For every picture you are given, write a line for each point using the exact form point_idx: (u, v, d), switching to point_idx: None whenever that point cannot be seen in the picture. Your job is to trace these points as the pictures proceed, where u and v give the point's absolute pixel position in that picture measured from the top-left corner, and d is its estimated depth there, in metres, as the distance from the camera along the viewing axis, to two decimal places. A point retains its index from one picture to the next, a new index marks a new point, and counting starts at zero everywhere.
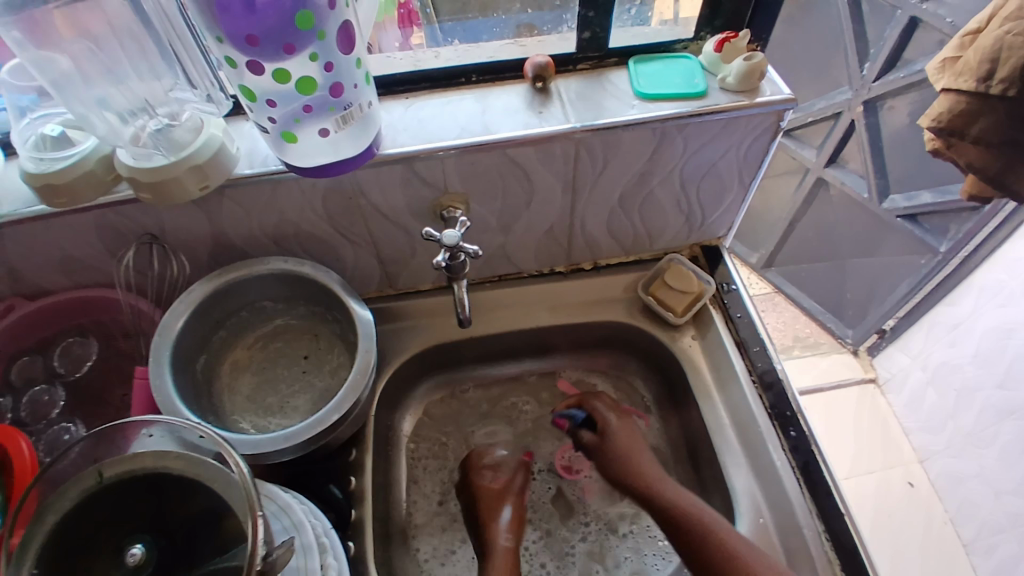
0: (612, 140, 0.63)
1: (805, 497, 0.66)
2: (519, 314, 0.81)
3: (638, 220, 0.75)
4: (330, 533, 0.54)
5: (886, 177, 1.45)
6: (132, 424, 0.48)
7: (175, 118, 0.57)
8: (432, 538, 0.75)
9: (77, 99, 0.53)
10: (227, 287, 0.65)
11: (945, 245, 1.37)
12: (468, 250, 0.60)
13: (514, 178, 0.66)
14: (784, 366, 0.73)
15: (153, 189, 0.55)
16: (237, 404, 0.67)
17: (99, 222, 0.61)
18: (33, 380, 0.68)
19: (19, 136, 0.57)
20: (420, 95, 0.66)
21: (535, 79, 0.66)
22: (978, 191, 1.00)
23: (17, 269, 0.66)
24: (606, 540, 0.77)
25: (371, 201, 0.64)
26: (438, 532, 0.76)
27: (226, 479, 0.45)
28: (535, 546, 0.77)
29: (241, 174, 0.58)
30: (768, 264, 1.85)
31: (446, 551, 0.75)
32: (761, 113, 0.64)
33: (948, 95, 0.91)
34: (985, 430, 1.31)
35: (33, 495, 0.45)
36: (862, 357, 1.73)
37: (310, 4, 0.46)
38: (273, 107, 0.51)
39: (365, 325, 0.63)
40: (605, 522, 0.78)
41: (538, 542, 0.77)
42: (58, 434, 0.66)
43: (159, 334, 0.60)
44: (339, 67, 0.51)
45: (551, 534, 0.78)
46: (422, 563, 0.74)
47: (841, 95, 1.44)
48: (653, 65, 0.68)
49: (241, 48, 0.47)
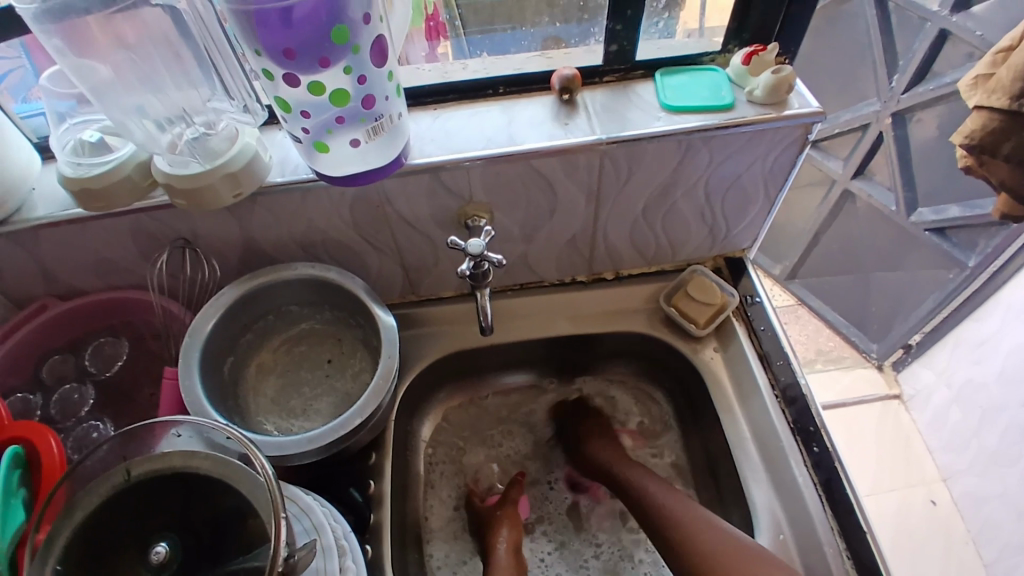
0: (636, 152, 0.63)
1: (827, 515, 0.65)
2: (540, 323, 0.81)
3: (661, 231, 0.76)
4: (349, 536, 0.55)
5: (913, 189, 1.43)
6: (159, 424, 0.51)
7: (210, 126, 0.58)
8: (444, 544, 0.76)
9: (117, 106, 0.55)
10: (255, 292, 0.66)
11: (973, 260, 1.35)
12: (492, 259, 0.61)
13: (538, 188, 0.66)
14: (808, 381, 0.72)
15: (188, 196, 0.56)
16: (262, 405, 0.68)
17: (134, 226, 0.63)
18: (64, 378, 0.70)
19: (59, 140, 0.59)
20: (448, 106, 0.67)
21: (562, 90, 0.66)
22: (1010, 210, 0.98)
23: (54, 270, 0.68)
24: (621, 560, 0.77)
25: (396, 210, 0.65)
26: (451, 539, 0.77)
27: (252, 481, 0.46)
28: (549, 559, 0.78)
29: (272, 182, 0.60)
30: (792, 276, 1.83)
31: (460, 560, 0.76)
32: (789, 126, 0.63)
33: (982, 113, 0.88)
34: (1009, 451, 1.28)
35: (61, 491, 0.47)
36: (887, 372, 1.70)
37: (345, 19, 0.47)
38: (307, 117, 0.52)
39: (388, 331, 0.63)
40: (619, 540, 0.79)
41: (552, 556, 0.78)
42: (87, 432, 0.68)
43: (189, 336, 0.62)
44: (372, 80, 0.52)
45: (567, 545, 0.79)
46: (437, 568, 0.75)
47: (869, 107, 1.43)
48: (679, 77, 0.68)
49: (278, 61, 0.48)
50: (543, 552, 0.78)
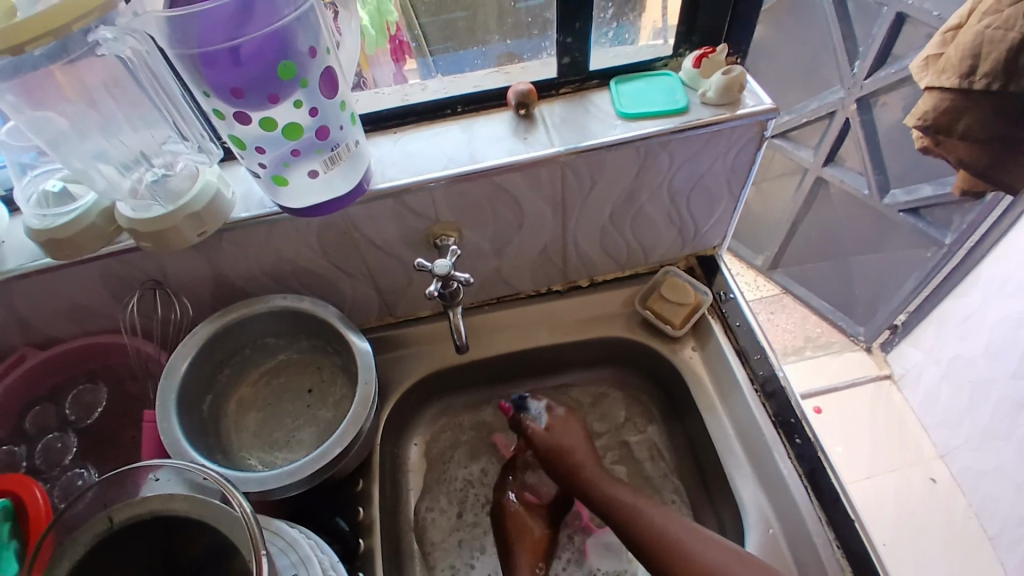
0: (596, 161, 0.64)
1: (813, 504, 0.66)
2: (519, 335, 0.81)
3: (630, 236, 0.76)
4: (337, 566, 0.55)
5: (885, 172, 1.45)
6: (140, 470, 0.51)
7: (170, 168, 0.59)
8: (448, 555, 0.75)
9: (75, 153, 0.55)
10: (230, 326, 0.67)
11: (950, 237, 1.36)
12: (460, 278, 0.62)
13: (503, 204, 0.67)
14: (786, 373, 0.73)
15: (154, 238, 0.57)
16: (245, 440, 0.68)
17: (104, 271, 0.63)
18: (46, 428, 0.70)
19: (23, 194, 0.60)
20: (408, 130, 0.68)
21: (518, 106, 0.67)
22: (970, 186, 1.00)
23: (28, 319, 0.68)
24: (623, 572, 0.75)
25: (364, 234, 0.66)
26: (454, 549, 0.76)
27: (230, 519, 0.47)
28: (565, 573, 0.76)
29: (238, 218, 0.60)
30: (774, 266, 1.87)
31: (466, 570, 0.75)
32: (745, 124, 0.64)
33: (933, 93, 0.90)
34: (1001, 426, 1.28)
35: (49, 541, 0.47)
36: (877, 354, 1.71)
37: (291, 55, 0.48)
38: (263, 153, 0.53)
39: (364, 357, 0.64)
40: (613, 547, 0.76)
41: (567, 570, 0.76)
42: (73, 479, 0.67)
43: (166, 377, 0.62)
44: (325, 111, 0.53)
45: (581, 564, 0.77)
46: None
47: (835, 94, 1.44)
48: (634, 84, 0.69)
49: (228, 100, 0.48)
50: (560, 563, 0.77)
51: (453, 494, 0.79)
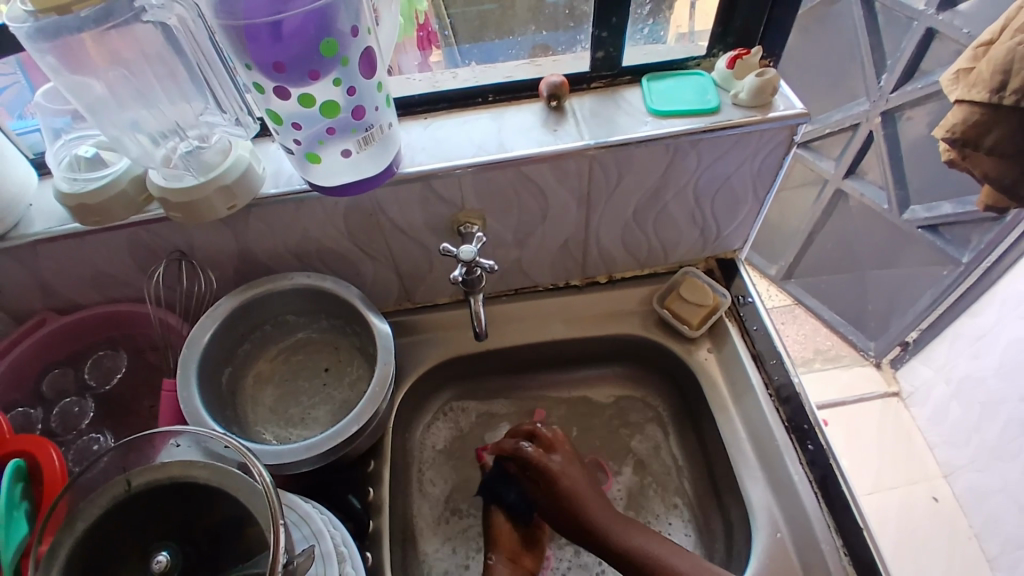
0: (624, 156, 0.64)
1: (823, 512, 0.66)
2: (535, 327, 0.81)
3: (652, 234, 0.76)
4: (349, 541, 0.56)
5: (906, 187, 1.44)
6: (160, 436, 0.51)
7: (204, 139, 0.60)
8: (444, 555, 0.74)
9: (112, 121, 0.56)
10: (253, 302, 0.67)
11: (967, 256, 1.35)
12: (484, 265, 0.63)
13: (529, 194, 0.67)
14: (801, 380, 0.73)
15: (184, 208, 0.57)
16: (260, 415, 0.69)
17: (132, 240, 0.64)
18: (64, 392, 0.71)
19: (54, 157, 0.60)
20: (438, 116, 0.68)
21: (550, 97, 0.67)
22: (995, 202, 0.99)
23: (53, 285, 0.68)
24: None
25: (389, 218, 0.66)
26: (452, 550, 0.74)
27: (249, 487, 0.47)
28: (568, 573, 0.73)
29: (266, 194, 0.61)
30: (788, 276, 1.87)
31: (460, 571, 0.73)
32: (775, 127, 0.64)
33: (963, 106, 0.90)
34: (1009, 446, 1.27)
35: (63, 504, 0.47)
36: (885, 370, 1.70)
37: (334, 33, 0.48)
38: (298, 129, 0.53)
39: (384, 339, 0.64)
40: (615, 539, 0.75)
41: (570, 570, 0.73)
42: (88, 443, 0.68)
43: (187, 346, 0.62)
44: (362, 91, 0.53)
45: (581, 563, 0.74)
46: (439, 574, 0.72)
47: (859, 105, 1.45)
48: (666, 82, 0.69)
49: (269, 74, 0.49)
50: (562, 567, 0.74)
51: (454, 483, 0.78)
